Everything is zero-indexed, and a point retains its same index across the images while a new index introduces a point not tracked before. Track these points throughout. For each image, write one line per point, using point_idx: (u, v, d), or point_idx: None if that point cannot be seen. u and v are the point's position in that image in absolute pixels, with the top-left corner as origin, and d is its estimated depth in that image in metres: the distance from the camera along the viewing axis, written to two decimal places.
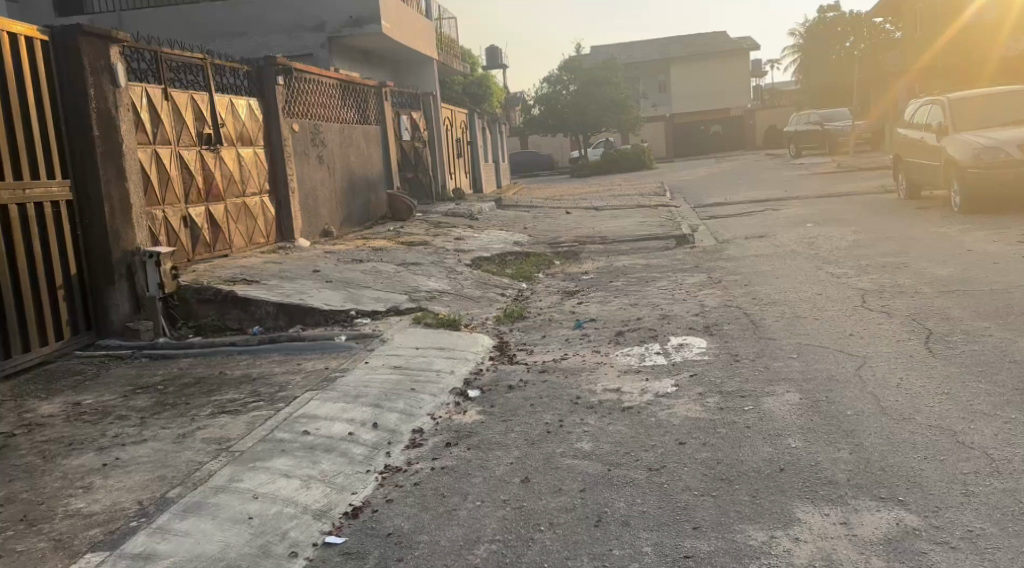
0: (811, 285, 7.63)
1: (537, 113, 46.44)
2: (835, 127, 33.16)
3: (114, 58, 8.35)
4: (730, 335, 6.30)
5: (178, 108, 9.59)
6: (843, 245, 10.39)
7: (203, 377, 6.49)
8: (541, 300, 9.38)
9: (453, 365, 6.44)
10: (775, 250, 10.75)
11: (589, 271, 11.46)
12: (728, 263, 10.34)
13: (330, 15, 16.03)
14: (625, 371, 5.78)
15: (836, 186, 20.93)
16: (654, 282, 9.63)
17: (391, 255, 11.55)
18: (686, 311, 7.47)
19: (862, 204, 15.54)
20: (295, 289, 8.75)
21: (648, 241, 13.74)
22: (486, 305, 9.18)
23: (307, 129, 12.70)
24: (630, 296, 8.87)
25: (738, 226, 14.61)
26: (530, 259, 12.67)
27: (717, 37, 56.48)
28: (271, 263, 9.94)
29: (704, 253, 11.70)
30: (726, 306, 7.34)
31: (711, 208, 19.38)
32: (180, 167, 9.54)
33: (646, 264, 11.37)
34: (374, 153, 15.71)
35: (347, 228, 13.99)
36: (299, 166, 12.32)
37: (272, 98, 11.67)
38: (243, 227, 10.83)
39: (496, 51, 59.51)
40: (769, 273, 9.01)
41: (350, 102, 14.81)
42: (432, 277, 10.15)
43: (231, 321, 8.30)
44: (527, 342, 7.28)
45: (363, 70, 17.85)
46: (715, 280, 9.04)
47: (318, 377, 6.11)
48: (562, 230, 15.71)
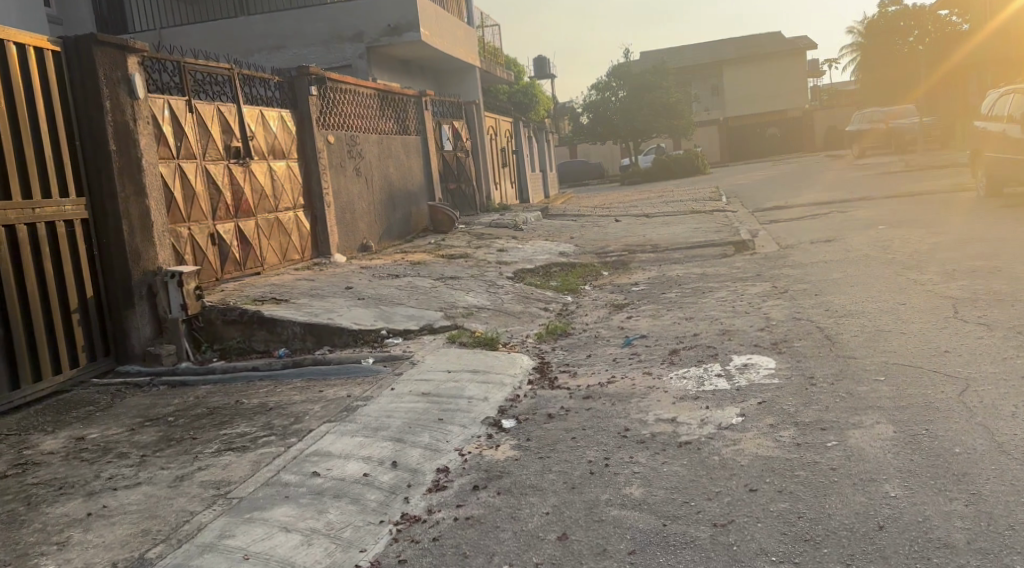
0: (890, 299, 6.89)
1: (587, 120, 45.82)
2: (899, 125, 31.96)
3: (132, 68, 7.82)
4: (803, 357, 5.57)
5: (204, 120, 9.04)
6: (919, 249, 9.57)
7: (217, 407, 5.95)
8: (588, 314, 8.73)
9: (487, 391, 5.86)
10: (845, 255, 9.95)
11: (640, 281, 10.76)
12: (793, 270, 9.58)
13: (367, 24, 15.55)
14: (681, 398, 5.15)
15: (904, 186, 19.93)
16: (711, 293, 8.93)
17: (430, 269, 11.00)
18: (749, 327, 6.78)
19: (934, 205, 14.61)
20: (324, 308, 8.21)
21: (703, 248, 13.00)
22: (529, 321, 8.56)
23: (343, 142, 12.22)
24: (685, 308, 8.19)
25: (799, 231, 13.79)
26: (577, 270, 12.02)
27: (771, 39, 55.28)
28: (303, 280, 9.43)
29: (764, 259, 10.95)
30: (794, 321, 6.64)
31: (769, 212, 18.53)
32: (207, 183, 8.97)
33: (702, 273, 10.64)
34: (414, 164, 15.21)
35: (386, 242, 13.51)
36: (335, 178, 11.83)
37: (304, 110, 11.16)
38: (276, 244, 10.26)
39: (545, 60, 59.08)
40: (838, 282, 8.26)
41: (388, 113, 14.32)
42: (471, 292, 9.56)
43: (256, 343, 7.73)
44: (570, 363, 6.67)
45: (403, 79, 17.39)
46: (780, 291, 8.31)
47: (338, 407, 5.54)
48: (612, 239, 15.04)
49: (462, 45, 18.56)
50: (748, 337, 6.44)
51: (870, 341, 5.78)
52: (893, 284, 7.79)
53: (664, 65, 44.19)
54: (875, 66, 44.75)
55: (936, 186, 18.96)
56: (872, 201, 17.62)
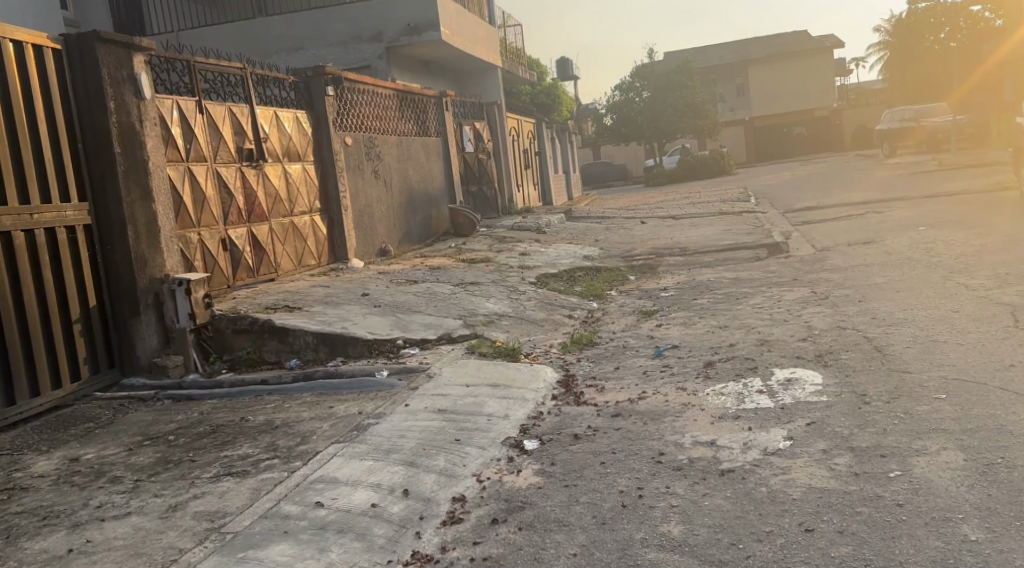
0: (943, 312, 6.50)
1: (611, 121, 45.33)
2: (932, 123, 31.29)
3: (138, 67, 7.42)
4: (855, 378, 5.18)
5: (216, 121, 8.61)
6: (967, 254, 9.09)
7: (221, 424, 5.57)
8: (615, 322, 8.33)
9: (508, 408, 5.45)
10: (887, 260, 9.51)
11: (669, 287, 10.34)
12: (831, 275, 9.15)
13: (386, 23, 15.17)
14: (719, 418, 4.80)
15: (941, 186, 19.36)
16: (745, 301, 8.50)
17: (450, 274, 10.65)
18: (788, 341, 6.36)
19: (975, 206, 14.07)
20: (338, 316, 7.82)
21: (735, 250, 12.55)
22: (553, 329, 8.17)
23: (360, 143, 11.83)
24: (719, 318, 7.76)
25: (833, 234, 13.30)
26: (603, 275, 11.62)
27: (797, 37, 54.56)
28: (318, 286, 9.07)
29: (799, 264, 10.49)
30: (842, 335, 6.24)
31: (800, 213, 18.03)
32: (219, 186, 8.53)
33: (734, 278, 10.20)
34: (434, 165, 14.84)
35: (406, 246, 13.15)
36: (352, 181, 11.45)
37: (321, 110, 10.74)
38: (292, 249, 9.82)
39: (568, 62, 58.69)
40: (881, 292, 7.81)
41: (408, 114, 13.96)
42: (493, 298, 9.18)
43: (267, 354, 7.31)
44: (598, 377, 6.27)
45: (424, 80, 17.03)
46: (819, 301, 7.88)
47: (348, 426, 5.15)
48: (638, 241, 14.64)
49: (483, 45, 18.19)
50: (787, 353, 6.04)
51: (922, 360, 5.36)
52: (942, 295, 7.34)
53: (689, 65, 43.65)
54: (906, 63, 44.00)
55: (975, 186, 18.40)
56: (908, 201, 17.09)
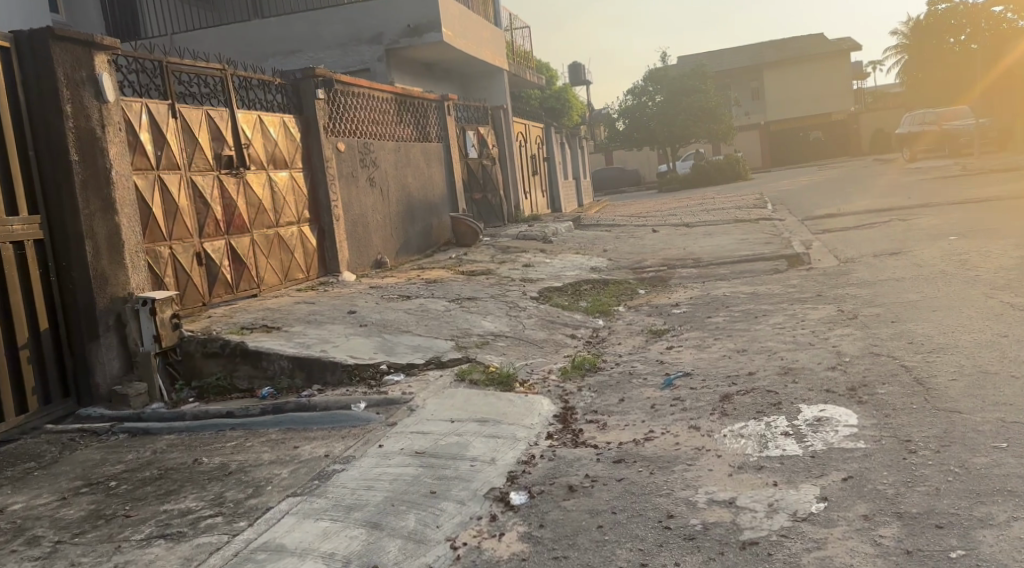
0: (986, 349, 5.90)
1: (623, 126, 44.65)
2: (953, 127, 30.61)
3: (99, 66, 6.71)
4: (898, 424, 4.60)
5: (191, 125, 7.89)
6: (1004, 279, 8.42)
7: (170, 467, 4.88)
8: (622, 345, 7.72)
9: (495, 451, 4.78)
10: (916, 282, 8.92)
11: (681, 303, 9.69)
12: (856, 295, 8.56)
13: (386, 25, 14.46)
14: (738, 469, 4.20)
15: (963, 194, 18.73)
16: (764, 324, 7.84)
17: (447, 288, 10.02)
18: (814, 381, 5.70)
19: (1004, 219, 13.45)
20: (318, 336, 7.12)
21: (752, 262, 11.89)
22: (553, 352, 7.53)
23: (354, 150, 11.17)
24: (735, 344, 7.09)
25: (854, 248, 12.65)
26: (611, 289, 10.97)
27: (813, 41, 53.84)
28: (301, 302, 8.41)
29: (819, 283, 9.83)
30: (876, 372, 5.62)
31: (819, 221, 17.37)
32: (194, 196, 7.80)
33: (752, 295, 9.56)
34: (435, 172, 14.19)
35: (403, 257, 12.53)
36: (345, 190, 10.80)
37: (311, 114, 10.04)
38: (278, 262, 9.08)
39: (580, 66, 58.09)
40: (914, 319, 7.15)
41: (407, 119, 13.31)
42: (490, 316, 8.53)
43: (239, 380, 6.63)
44: (600, 411, 5.61)
45: (426, 83, 16.39)
46: (845, 327, 7.21)
47: (309, 473, 4.47)
48: (649, 251, 14.01)
49: (488, 48, 17.56)
50: (811, 395, 5.38)
51: (973, 410, 4.68)
52: (983, 324, 6.69)
53: (703, 69, 43.00)
54: (925, 67, 43.36)
55: (999, 195, 17.77)
56: (932, 211, 16.45)
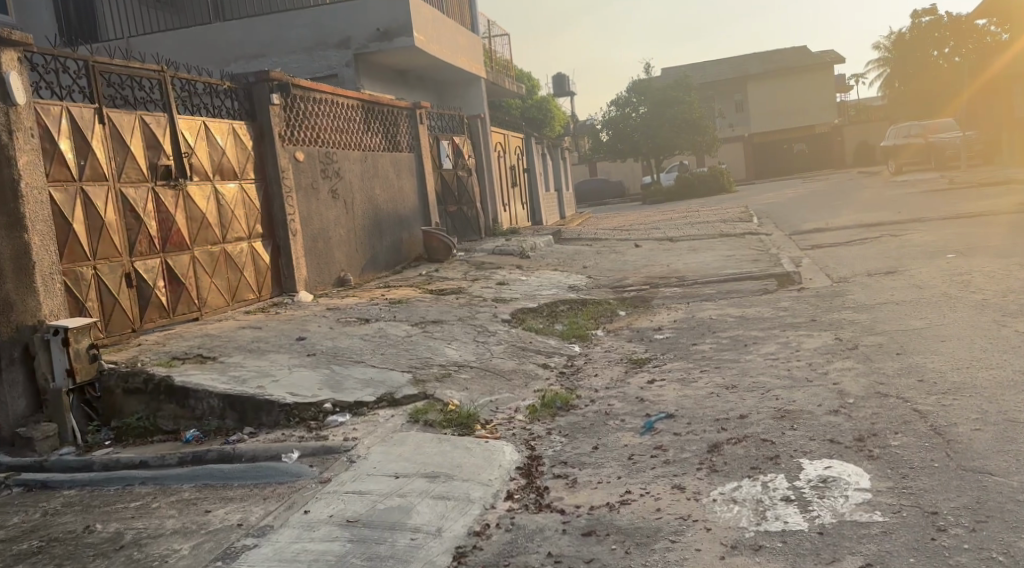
0: (1007, 392, 5.24)
1: (606, 137, 44.05)
2: (940, 140, 30.25)
3: (7, 64, 5.89)
4: (922, 489, 3.93)
5: (122, 132, 7.10)
6: (1014, 306, 7.76)
7: (54, 538, 4.09)
8: (599, 377, 7.01)
9: (442, 518, 4.04)
10: (917, 308, 8.28)
11: (664, 327, 8.99)
12: (853, 322, 7.91)
13: (355, 28, 13.69)
14: (732, 550, 3.61)
15: (955, 209, 18.17)
16: (755, 355, 7.13)
17: (412, 309, 9.28)
18: (817, 429, 4.97)
19: (999, 237, 12.91)
20: (257, 369, 6.34)
21: (739, 281, 11.21)
22: (522, 385, 6.78)
23: (316, 159, 10.38)
24: (723, 380, 6.37)
25: (846, 267, 11.99)
26: (590, 310, 10.25)
27: (796, 53, 53.61)
28: (245, 327, 7.62)
29: (812, 307, 9.15)
30: (886, 420, 4.94)
31: (807, 236, 16.76)
32: (124, 210, 7.02)
33: (740, 320, 8.90)
34: (405, 184, 13.43)
35: (370, 274, 11.76)
36: (305, 202, 10.01)
37: (265, 121, 9.25)
38: (224, 282, 8.29)
39: (564, 77, 57.67)
40: (921, 353, 6.45)
41: (375, 127, 12.54)
42: (455, 343, 7.77)
43: (163, 421, 5.85)
44: (570, 462, 4.86)
45: (398, 90, 15.64)
46: (845, 361, 6.50)
47: (213, 552, 3.76)
48: (631, 268, 13.33)
49: (465, 55, 16.86)
50: (813, 447, 4.66)
51: (1008, 472, 4.02)
52: (1001, 360, 6.00)
53: (686, 80, 42.58)
54: (909, 80, 43.18)
55: (991, 209, 17.24)
56: (924, 226, 15.87)
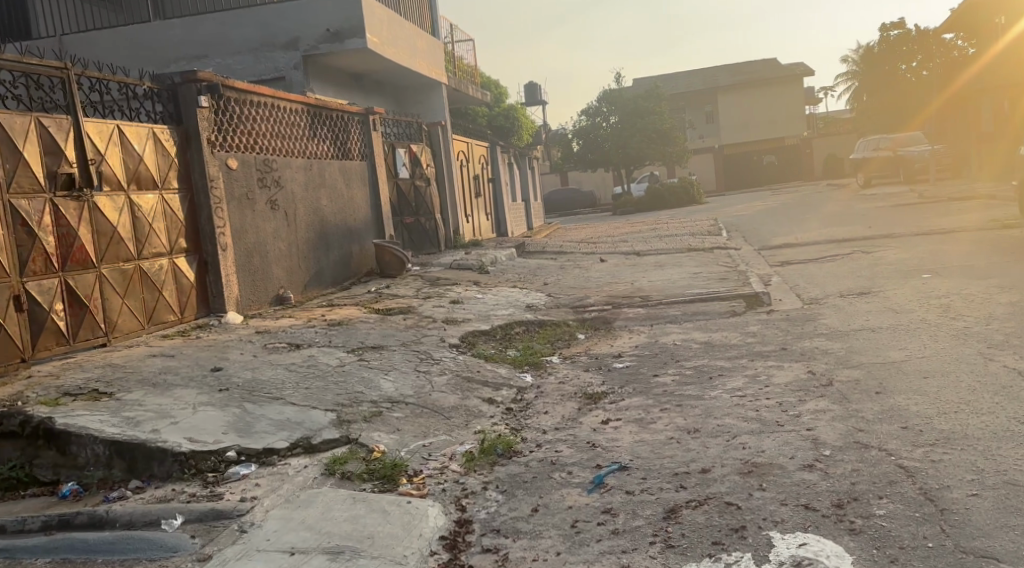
0: (1005, 445, 4.60)
1: (577, 147, 43.53)
2: (910, 153, 29.99)
3: None
4: None
5: (13, 136, 6.39)
6: (1000, 336, 7.15)
7: None
8: (550, 415, 6.30)
9: None
10: (895, 336, 7.66)
11: (625, 354, 8.30)
12: (827, 353, 7.26)
13: (303, 28, 12.99)
14: None
15: (928, 224, 17.71)
16: (720, 391, 6.45)
17: (352, 331, 8.54)
18: (789, 490, 4.29)
19: (976, 256, 12.39)
20: (158, 407, 5.59)
21: (705, 302, 10.56)
22: (462, 424, 6.04)
23: (251, 166, 9.67)
24: (685, 422, 5.68)
25: (817, 287, 11.38)
26: (546, 333, 9.54)
27: (767, 65, 53.50)
28: (157, 355, 6.87)
29: (783, 333, 8.50)
30: (870, 481, 4.28)
31: (777, 251, 16.19)
32: (13, 224, 6.34)
33: (706, 347, 8.24)
34: (356, 193, 12.68)
35: (314, 290, 10.99)
36: (238, 213, 9.28)
37: (191, 125, 8.58)
38: (138, 303, 7.55)
39: (535, 86, 57.20)
40: (903, 392, 5.80)
41: (321, 132, 11.80)
42: (392, 373, 7.02)
43: (41, 470, 5.09)
44: (504, 530, 4.18)
45: (351, 95, 14.92)
46: (820, 400, 5.83)
47: None
48: (594, 285, 12.65)
49: (424, 60, 16.18)
50: (784, 515, 4.00)
51: None
52: (993, 403, 5.36)
53: (657, 90, 42.18)
54: (878, 93, 43.07)
55: (965, 225, 16.78)
56: (897, 243, 15.34)
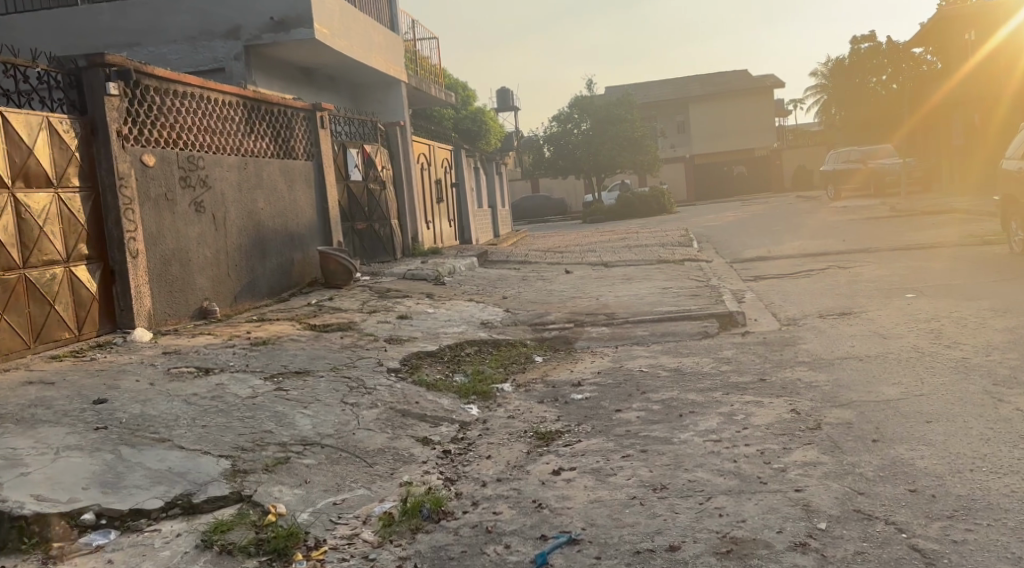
0: None
1: (548, 153, 42.61)
2: (881, 165, 29.53)
3: None
4: None
5: None
6: (1004, 371, 6.30)
7: None
8: (494, 460, 5.34)
9: None
10: (885, 367, 6.80)
11: (584, 382, 7.38)
12: (811, 388, 6.37)
13: (244, 17, 12.13)
14: None
15: (905, 239, 17.01)
16: (692, 433, 5.53)
17: (275, 352, 7.58)
18: None
19: (960, 275, 11.64)
20: (11, 453, 4.67)
21: (674, 321, 9.65)
22: (387, 473, 5.08)
23: (171, 163, 8.86)
24: (649, 475, 4.76)
25: (794, 306, 10.52)
26: (499, 355, 8.58)
27: (738, 76, 53.14)
28: (33, 384, 5.95)
29: (760, 360, 7.62)
30: None
31: (750, 266, 15.36)
32: None
33: (674, 375, 7.34)
34: (300, 196, 11.71)
35: (246, 301, 10.03)
36: (153, 215, 8.46)
37: (97, 114, 7.83)
38: (23, 319, 6.95)
39: (506, 92, 56.41)
40: (905, 441, 4.92)
41: (260, 128, 10.89)
42: (314, 406, 6.04)
43: None
44: None
45: (299, 91, 14.01)
46: (807, 449, 4.94)
47: None
48: (556, 299, 11.71)
49: (381, 55, 15.27)
50: None
51: None
52: (1016, 458, 4.50)
53: (629, 97, 41.49)
54: (848, 105, 42.78)
55: (944, 240, 16.09)
56: (873, 259, 14.57)
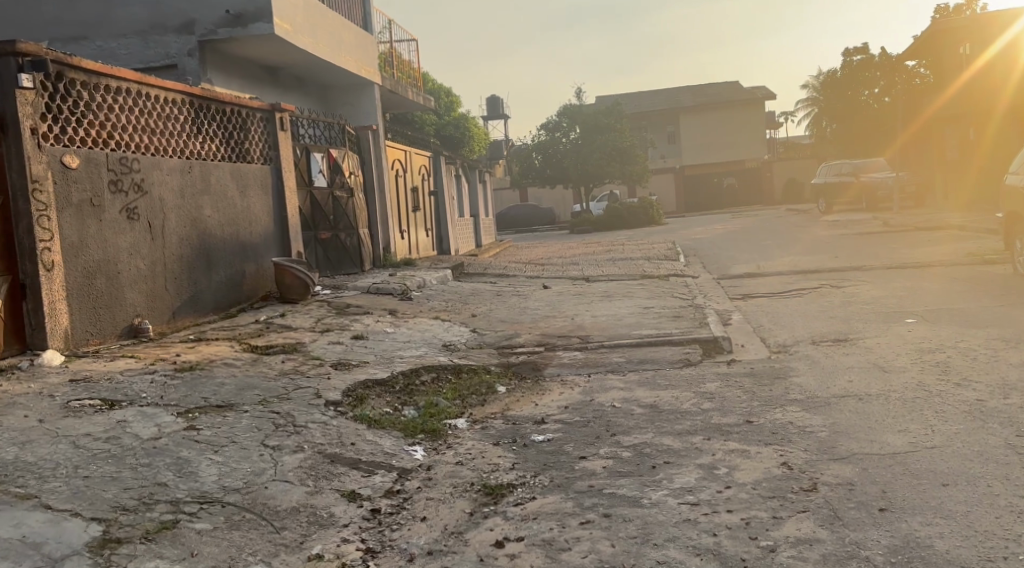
0: None
1: (536, 161, 41.81)
2: (872, 180, 28.88)
3: None
4: None
5: None
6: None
7: None
8: (429, 523, 4.51)
9: None
10: (888, 410, 5.98)
11: (548, 420, 6.52)
12: (804, 436, 5.53)
13: (199, 10, 11.28)
14: None
15: (900, 256, 16.25)
16: (667, 490, 4.69)
17: (201, 380, 6.71)
18: None
19: (960, 299, 10.86)
20: None
21: (653, 347, 8.82)
22: (297, 543, 4.26)
23: (99, 165, 8.01)
24: (609, 553, 3.97)
25: (784, 330, 9.69)
26: (457, 384, 7.70)
27: (729, 88, 52.56)
28: None
29: (748, 396, 6.78)
30: None
31: (738, 283, 14.56)
32: None
33: (650, 413, 6.48)
34: (254, 203, 10.85)
35: (186, 317, 9.16)
36: (76, 222, 7.61)
37: (8, 110, 6.99)
38: None
39: (497, 100, 55.65)
40: (918, 512, 4.12)
41: (210, 128, 10.03)
42: (227, 450, 5.19)
43: None
44: None
45: (261, 91, 13.14)
46: (801, 520, 4.12)
47: None
48: (528, 319, 10.84)
49: (351, 55, 14.41)
50: None
51: None
52: None
53: (619, 106, 40.77)
54: (840, 118, 42.22)
55: (942, 258, 15.34)
56: (867, 278, 13.81)
